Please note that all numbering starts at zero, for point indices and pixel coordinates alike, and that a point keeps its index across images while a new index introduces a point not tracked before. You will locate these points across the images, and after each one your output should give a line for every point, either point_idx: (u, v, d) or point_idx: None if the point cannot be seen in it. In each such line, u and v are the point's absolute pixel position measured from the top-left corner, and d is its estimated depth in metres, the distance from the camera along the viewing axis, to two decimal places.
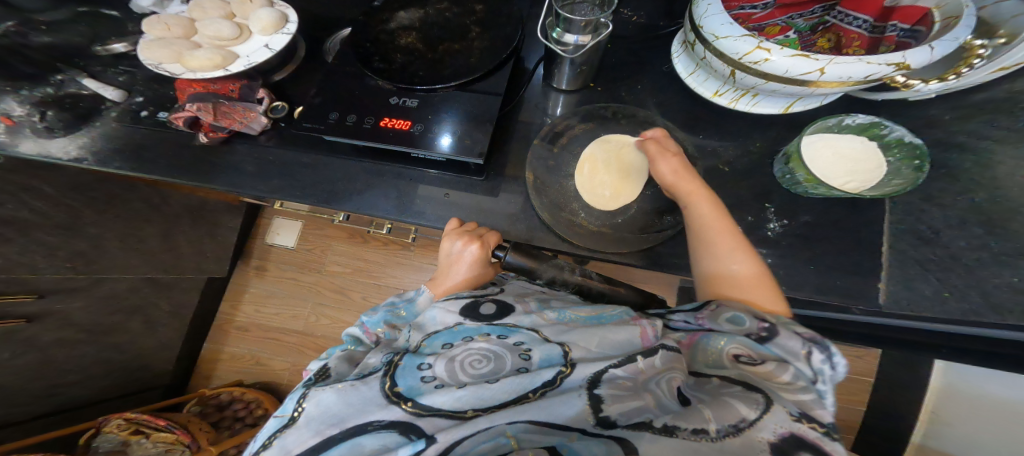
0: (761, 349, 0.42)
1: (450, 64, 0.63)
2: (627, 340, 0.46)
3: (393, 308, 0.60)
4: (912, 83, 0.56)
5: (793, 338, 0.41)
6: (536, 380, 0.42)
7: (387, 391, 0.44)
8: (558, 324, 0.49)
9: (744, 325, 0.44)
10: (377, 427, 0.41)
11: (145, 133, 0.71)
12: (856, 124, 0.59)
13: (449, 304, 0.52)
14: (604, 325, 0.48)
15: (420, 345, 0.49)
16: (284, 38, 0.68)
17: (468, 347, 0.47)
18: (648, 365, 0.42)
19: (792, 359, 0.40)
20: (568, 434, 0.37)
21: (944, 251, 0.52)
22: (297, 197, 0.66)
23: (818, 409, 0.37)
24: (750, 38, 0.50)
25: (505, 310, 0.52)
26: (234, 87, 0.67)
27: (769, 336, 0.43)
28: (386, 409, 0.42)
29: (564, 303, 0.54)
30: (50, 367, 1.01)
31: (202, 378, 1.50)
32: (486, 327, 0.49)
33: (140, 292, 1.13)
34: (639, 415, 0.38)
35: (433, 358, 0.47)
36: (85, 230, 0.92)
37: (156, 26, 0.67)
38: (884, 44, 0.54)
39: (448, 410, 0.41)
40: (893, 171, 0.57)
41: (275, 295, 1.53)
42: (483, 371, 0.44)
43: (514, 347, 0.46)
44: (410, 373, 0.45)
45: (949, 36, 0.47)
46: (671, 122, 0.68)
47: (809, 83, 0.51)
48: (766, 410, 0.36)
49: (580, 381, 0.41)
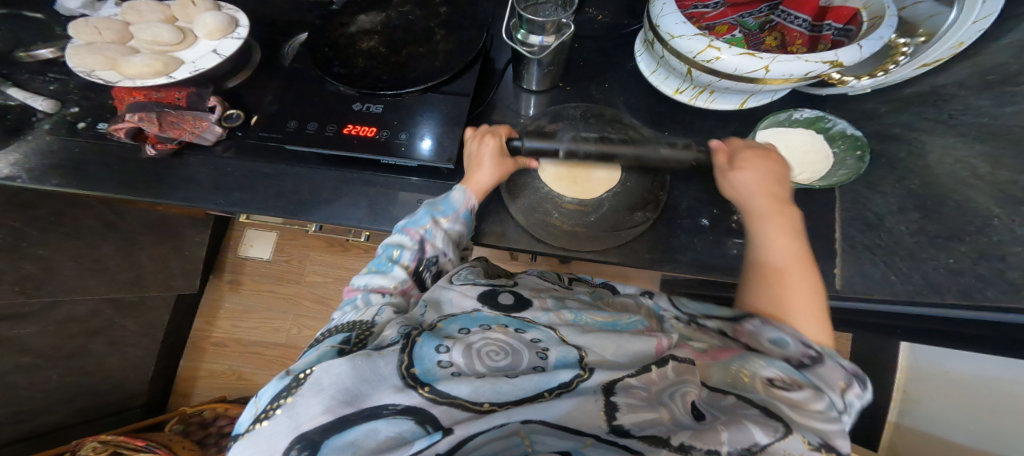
0: (801, 376, 0.42)
1: (415, 68, 0.63)
2: (644, 350, 0.46)
3: (431, 205, 0.60)
4: (847, 80, 0.60)
5: (835, 370, 0.43)
6: (553, 380, 0.41)
7: (402, 371, 0.42)
8: (574, 325, 0.51)
9: (788, 348, 0.45)
10: (393, 411, 0.39)
11: (88, 146, 0.67)
12: (805, 118, 0.64)
13: (466, 290, 0.53)
14: (619, 332, 0.49)
15: (436, 325, 0.48)
16: (232, 43, 0.65)
17: (485, 335, 0.47)
18: (662, 374, 0.43)
19: (827, 389, 0.41)
20: (583, 440, 0.37)
21: (886, 235, 0.55)
22: (263, 208, 0.64)
23: (839, 441, 0.36)
24: (702, 37, 0.52)
25: (521, 304, 0.54)
26: (181, 95, 0.64)
27: (811, 364, 0.43)
28: (403, 393, 0.40)
29: (579, 306, 0.56)
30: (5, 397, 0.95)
31: (180, 397, 1.44)
32: (505, 318, 0.50)
33: (102, 313, 1.08)
34: (653, 426, 0.38)
35: (451, 342, 0.45)
36: (35, 251, 0.87)
37: (84, 31, 0.63)
38: (821, 42, 0.57)
39: (465, 400, 0.40)
40: (839, 162, 0.60)
41: (249, 307, 1.48)
42: (501, 364, 0.44)
43: (532, 344, 0.46)
44: (428, 355, 0.43)
45: (875, 35, 0.49)
46: (639, 120, 0.69)
47: (757, 80, 0.53)
48: (781, 435, 0.35)
49: (597, 384, 0.41)
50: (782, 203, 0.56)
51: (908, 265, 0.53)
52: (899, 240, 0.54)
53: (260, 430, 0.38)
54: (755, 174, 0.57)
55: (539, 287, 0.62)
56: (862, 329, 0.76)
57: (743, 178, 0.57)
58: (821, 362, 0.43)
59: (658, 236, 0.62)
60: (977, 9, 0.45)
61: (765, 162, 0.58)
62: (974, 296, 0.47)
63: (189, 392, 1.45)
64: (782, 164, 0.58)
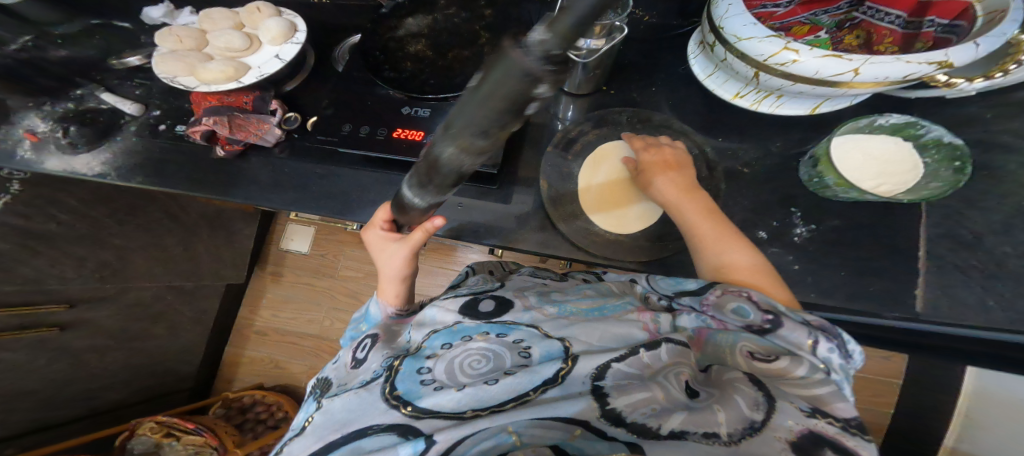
0: (770, 342, 0.40)
1: (462, 72, 0.63)
2: (626, 332, 0.45)
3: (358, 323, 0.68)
4: (957, 81, 0.53)
5: (796, 328, 0.39)
6: (536, 379, 0.41)
7: (387, 394, 0.44)
8: (558, 318, 0.50)
9: (749, 316, 0.42)
10: (379, 430, 0.40)
11: (163, 147, 0.71)
12: (890, 124, 0.56)
13: (449, 305, 0.55)
14: (603, 319, 0.48)
15: (420, 347, 0.50)
16: (294, 48, 0.67)
17: (467, 346, 0.47)
18: (655, 357, 0.40)
19: (797, 351, 0.38)
20: (570, 431, 0.35)
21: (985, 257, 0.50)
22: (312, 209, 0.67)
23: (833, 403, 0.35)
24: (777, 39, 0.47)
25: (504, 306, 0.53)
26: (247, 99, 0.66)
27: (772, 328, 0.40)
28: (386, 413, 0.42)
29: (564, 298, 0.55)
30: (85, 372, 1.05)
31: (227, 380, 1.54)
32: (486, 326, 0.49)
33: (165, 299, 1.16)
34: (645, 406, 0.36)
35: (433, 361, 0.46)
36: (108, 241, 0.95)
37: (167, 40, 0.66)
38: (920, 40, 0.51)
39: (447, 412, 0.40)
40: (931, 174, 0.54)
41: (292, 298, 1.55)
42: (483, 370, 0.44)
43: (513, 345, 0.46)
44: (410, 376, 0.45)
45: (996, 31, 0.44)
46: (688, 125, 0.66)
47: (840, 83, 0.48)
48: (771, 410, 0.34)
49: (587, 372, 0.40)
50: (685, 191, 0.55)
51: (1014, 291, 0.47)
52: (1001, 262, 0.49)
53: None
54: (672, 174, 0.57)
55: (526, 286, 0.61)
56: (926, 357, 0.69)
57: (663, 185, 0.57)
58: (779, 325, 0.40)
59: None
60: None
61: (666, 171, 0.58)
62: None
63: (237, 375, 1.54)
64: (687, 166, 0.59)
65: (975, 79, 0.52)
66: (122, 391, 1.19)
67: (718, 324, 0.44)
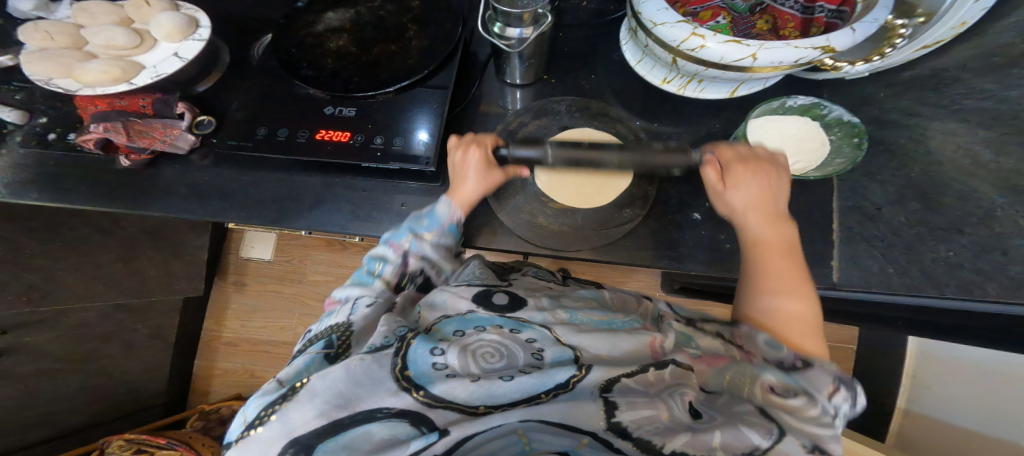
0: (791, 381, 0.40)
1: (386, 68, 0.61)
2: (636, 346, 0.46)
3: (415, 219, 0.57)
4: (840, 65, 0.58)
5: (822, 375, 0.40)
6: (549, 381, 0.41)
7: (396, 374, 0.41)
8: (570, 324, 0.50)
9: (781, 352, 0.43)
10: (387, 415, 0.38)
11: (62, 159, 0.66)
12: (799, 105, 0.60)
13: (461, 291, 0.52)
14: (615, 332, 0.48)
15: (432, 328, 0.47)
16: (194, 45, 0.63)
17: (480, 337, 0.46)
18: (658, 376, 0.41)
19: (817, 394, 0.39)
20: (579, 439, 0.36)
21: (885, 227, 0.52)
22: (246, 217, 0.64)
23: (830, 444, 0.36)
24: (685, 24, 0.48)
25: (516, 304, 0.52)
26: (145, 101, 0.62)
27: (800, 367, 0.41)
28: (397, 396, 0.39)
29: (574, 305, 0.55)
30: (30, 399, 0.98)
31: (200, 393, 1.45)
32: (499, 319, 0.48)
33: (114, 319, 1.08)
34: (650, 424, 0.37)
35: (446, 344, 0.44)
36: (34, 262, 0.87)
37: (35, 36, 0.61)
38: (814, 25, 0.53)
39: (459, 403, 0.39)
40: (836, 150, 0.58)
41: (254, 308, 1.49)
42: (496, 366, 0.43)
43: (527, 344, 0.45)
44: (422, 357, 0.42)
45: (869, 17, 0.46)
46: (627, 111, 0.67)
47: (744, 68, 0.49)
48: (780, 440, 0.35)
49: (595, 382, 0.41)
50: (773, 215, 0.53)
51: (908, 258, 0.50)
52: (896, 231, 0.51)
53: (254, 436, 0.38)
54: (755, 185, 0.53)
55: (533, 287, 0.62)
56: (865, 321, 0.74)
57: (738, 193, 0.53)
58: (810, 366, 0.41)
59: (649, 233, 0.60)
60: (965, 9, 0.45)
61: (753, 174, 0.53)
62: (973, 291, 0.45)
63: (211, 387, 1.46)
64: (780, 172, 0.54)
65: (855, 63, 0.56)
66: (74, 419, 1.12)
67: (744, 353, 0.44)
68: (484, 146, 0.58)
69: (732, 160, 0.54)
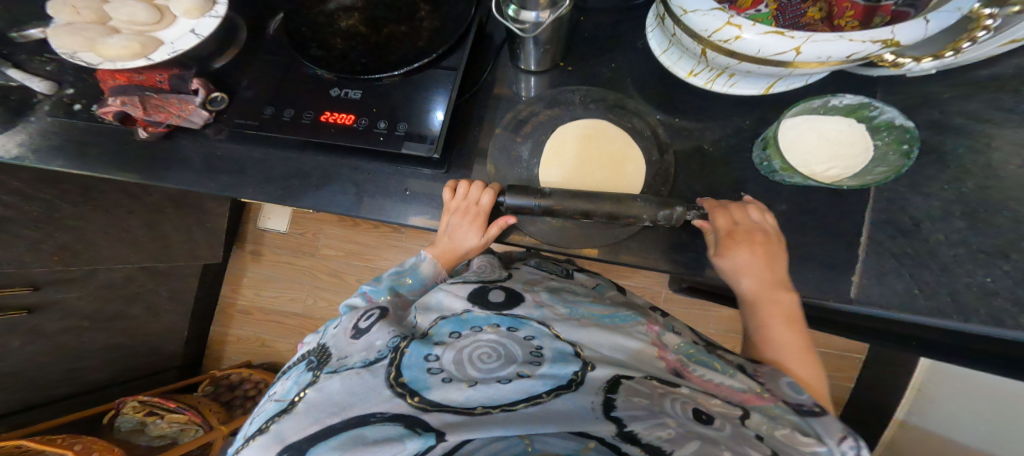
0: (806, 425, 0.40)
1: (396, 50, 0.59)
2: (636, 347, 0.46)
3: (397, 275, 0.61)
4: (902, 61, 0.51)
5: (830, 424, 0.41)
6: (547, 381, 0.40)
7: (391, 381, 0.41)
8: (570, 319, 0.49)
9: (801, 396, 0.44)
10: (381, 419, 0.37)
11: (87, 129, 0.67)
12: (844, 105, 0.53)
13: (456, 290, 0.52)
14: (614, 331, 0.48)
15: (426, 333, 0.47)
16: (211, 22, 0.61)
17: (478, 338, 0.45)
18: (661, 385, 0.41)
19: (825, 436, 0.39)
20: (584, 442, 0.33)
21: (920, 244, 0.49)
22: (254, 195, 0.64)
23: None
24: (720, 12, 0.43)
25: (513, 300, 0.51)
26: (162, 77, 0.62)
27: (812, 412, 0.42)
28: (391, 401, 0.39)
29: (574, 300, 0.55)
30: (63, 352, 1.04)
31: (213, 359, 1.55)
32: (496, 318, 0.47)
33: (138, 280, 1.12)
34: (660, 430, 0.34)
35: (442, 348, 0.44)
36: (68, 224, 0.91)
37: (64, 10, 0.60)
38: (878, 14, 0.46)
39: (455, 406, 0.38)
40: (879, 157, 0.52)
41: (272, 278, 1.53)
42: (493, 366, 0.42)
43: (525, 342, 0.45)
44: (417, 363, 0.42)
45: (951, 5, 0.39)
46: (647, 103, 0.63)
47: (784, 63, 0.45)
48: None
49: (597, 383, 0.40)
50: (775, 281, 0.53)
51: (942, 281, 0.47)
52: (934, 250, 0.48)
53: (250, 448, 0.39)
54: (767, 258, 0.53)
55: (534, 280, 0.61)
56: None
57: (744, 262, 0.52)
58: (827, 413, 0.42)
59: (658, 234, 0.57)
60: None
61: (751, 249, 0.52)
62: None
63: (223, 353, 1.54)
64: (775, 243, 0.53)
65: (921, 59, 0.49)
66: (104, 373, 1.19)
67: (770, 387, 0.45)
68: (476, 202, 0.58)
69: (727, 228, 0.53)
